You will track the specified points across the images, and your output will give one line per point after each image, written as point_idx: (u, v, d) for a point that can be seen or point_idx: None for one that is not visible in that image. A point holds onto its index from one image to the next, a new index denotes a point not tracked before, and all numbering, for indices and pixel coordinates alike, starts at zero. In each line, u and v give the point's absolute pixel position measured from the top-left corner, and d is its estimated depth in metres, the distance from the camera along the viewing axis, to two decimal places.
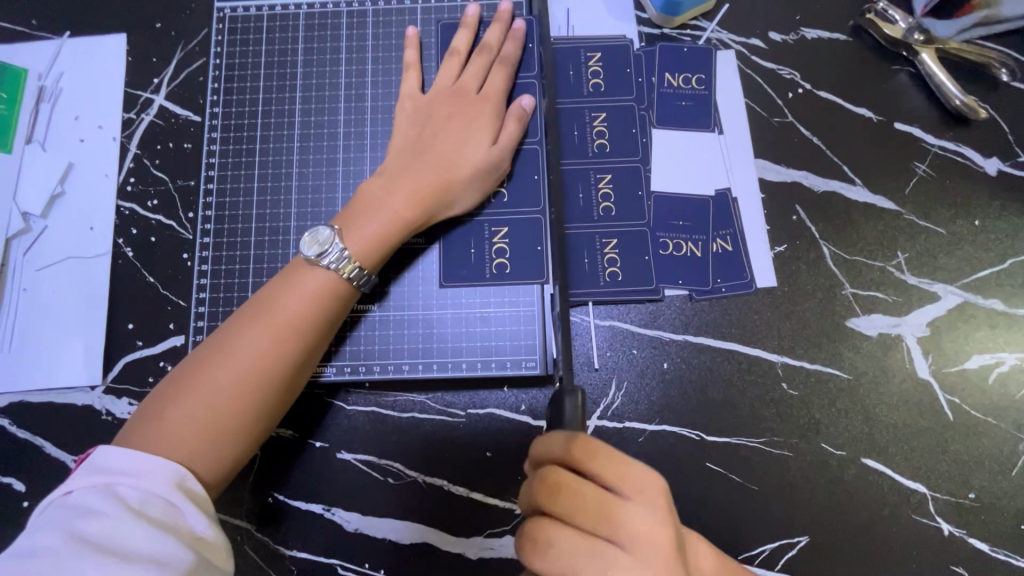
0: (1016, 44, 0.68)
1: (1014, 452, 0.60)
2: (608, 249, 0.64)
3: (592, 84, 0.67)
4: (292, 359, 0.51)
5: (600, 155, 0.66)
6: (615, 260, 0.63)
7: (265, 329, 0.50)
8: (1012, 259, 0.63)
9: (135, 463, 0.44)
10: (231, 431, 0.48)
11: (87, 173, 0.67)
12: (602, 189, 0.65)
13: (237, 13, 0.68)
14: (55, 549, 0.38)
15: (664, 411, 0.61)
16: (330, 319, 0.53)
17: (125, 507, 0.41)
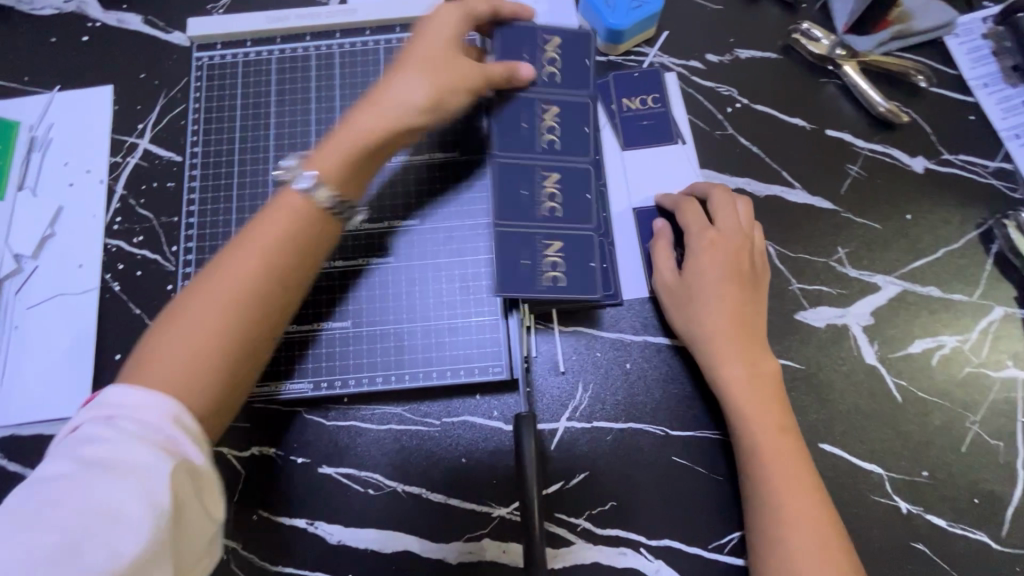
0: (936, 52, 0.74)
1: (961, 430, 0.63)
2: (549, 251, 0.62)
3: (558, 104, 0.71)
4: (293, 229, 0.52)
5: (547, 152, 0.65)
6: (557, 263, 0.62)
7: (196, 302, 0.48)
8: (943, 250, 0.68)
9: (131, 401, 0.44)
10: (206, 375, 0.47)
11: (75, 215, 0.71)
12: (546, 189, 0.64)
13: (214, 61, 0.73)
14: (71, 476, 0.41)
15: (629, 410, 0.64)
16: (311, 246, 0.53)
17: (136, 434, 0.43)
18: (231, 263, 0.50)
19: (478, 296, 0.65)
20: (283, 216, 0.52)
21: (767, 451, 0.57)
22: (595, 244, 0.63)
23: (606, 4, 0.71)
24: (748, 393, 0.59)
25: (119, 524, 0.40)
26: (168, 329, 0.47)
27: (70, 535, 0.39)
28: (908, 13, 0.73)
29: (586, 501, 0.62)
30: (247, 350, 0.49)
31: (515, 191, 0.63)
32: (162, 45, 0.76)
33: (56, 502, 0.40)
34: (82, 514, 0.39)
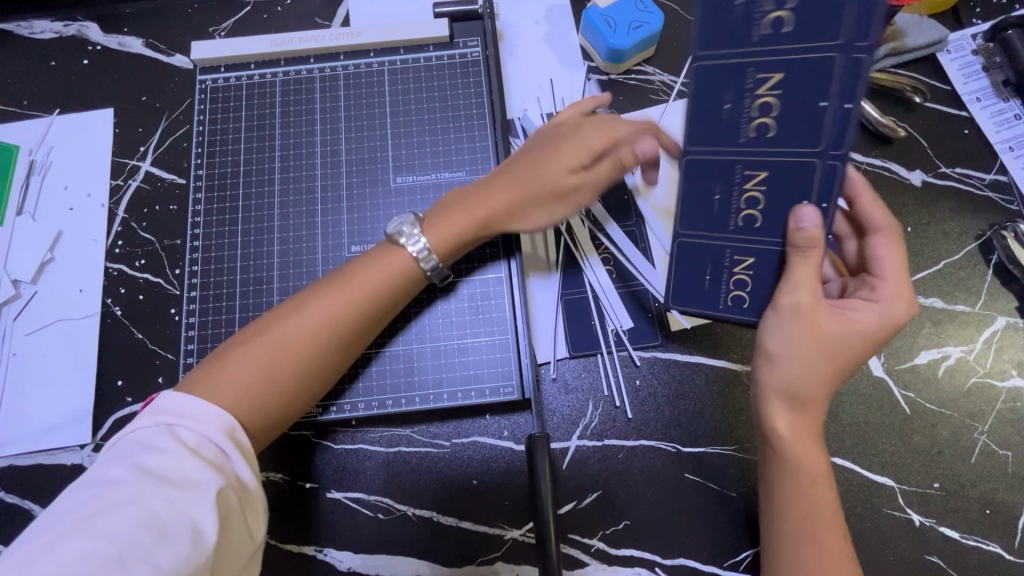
0: (929, 68, 0.75)
1: (969, 441, 0.63)
2: (738, 269, 0.52)
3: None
4: (381, 288, 0.57)
5: (755, 141, 0.48)
6: (744, 282, 0.52)
7: (301, 322, 0.54)
8: (944, 261, 0.69)
9: (194, 411, 0.48)
10: (277, 390, 0.52)
11: (76, 239, 0.71)
12: (740, 195, 0.50)
13: (217, 84, 0.73)
14: (124, 481, 0.43)
15: (640, 427, 0.64)
16: (393, 295, 0.58)
17: (196, 449, 0.46)
18: (318, 306, 0.55)
19: (487, 315, 0.65)
20: (375, 279, 0.57)
21: (796, 464, 0.51)
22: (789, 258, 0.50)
23: (606, 24, 0.72)
24: (812, 448, 0.52)
25: (169, 532, 0.42)
26: (245, 350, 0.53)
27: (123, 541, 0.40)
28: (901, 30, 0.74)
29: (599, 522, 0.62)
30: (305, 384, 0.54)
31: (704, 196, 0.51)
32: (163, 69, 0.76)
33: (113, 508, 0.42)
34: (135, 521, 0.41)
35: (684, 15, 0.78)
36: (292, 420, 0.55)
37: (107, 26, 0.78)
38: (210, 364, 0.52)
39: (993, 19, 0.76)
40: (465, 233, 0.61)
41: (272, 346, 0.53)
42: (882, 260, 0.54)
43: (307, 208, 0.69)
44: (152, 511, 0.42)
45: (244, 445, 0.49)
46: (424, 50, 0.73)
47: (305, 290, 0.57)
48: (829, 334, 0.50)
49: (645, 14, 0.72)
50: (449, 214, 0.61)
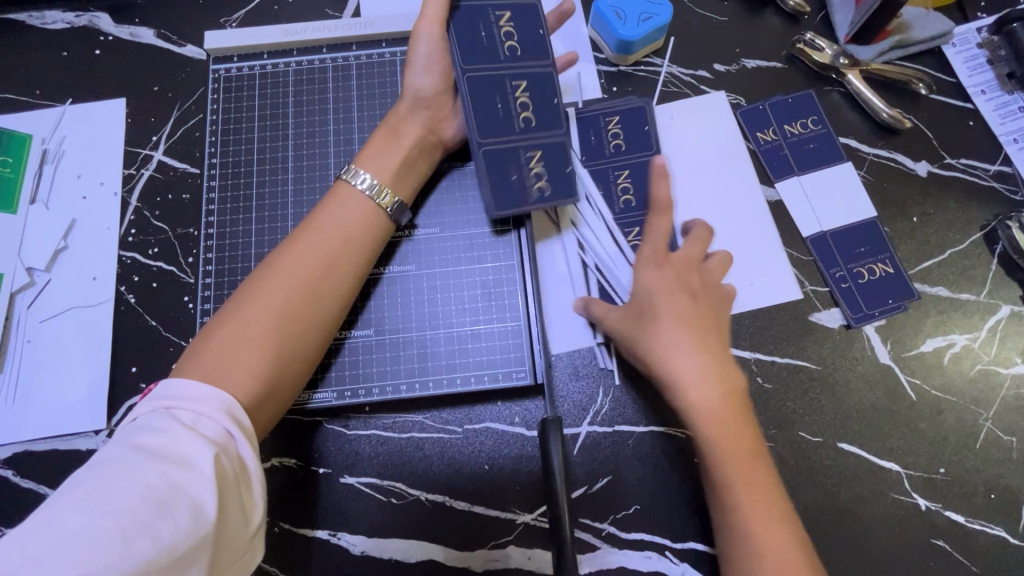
0: (935, 61, 0.76)
1: (974, 426, 0.64)
2: (534, 162, 0.63)
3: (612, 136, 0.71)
4: (350, 237, 0.58)
5: (510, 58, 0.63)
6: (542, 174, 0.63)
7: (276, 277, 0.55)
8: (949, 251, 0.70)
9: (185, 390, 0.49)
10: (269, 347, 0.53)
11: (89, 227, 0.71)
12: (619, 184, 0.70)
13: (231, 73, 0.73)
14: (123, 458, 0.44)
15: (650, 413, 0.65)
16: (363, 243, 0.59)
17: (194, 427, 0.47)
18: (278, 265, 0.55)
19: (500, 302, 0.66)
20: (336, 227, 0.58)
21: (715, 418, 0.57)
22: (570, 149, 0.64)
23: (616, 15, 0.73)
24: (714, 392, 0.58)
25: (167, 508, 0.42)
26: (222, 322, 0.53)
27: (123, 516, 0.41)
28: (907, 24, 0.75)
29: (609, 506, 0.62)
30: (296, 338, 0.54)
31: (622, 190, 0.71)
32: (175, 59, 0.77)
33: (112, 483, 0.42)
34: (135, 496, 0.42)
35: (693, 7, 0.78)
36: (294, 376, 0.55)
37: (118, 16, 0.78)
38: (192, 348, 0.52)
39: (998, 13, 0.77)
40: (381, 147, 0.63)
41: (243, 311, 0.53)
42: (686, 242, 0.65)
43: (320, 196, 0.69)
44: (150, 487, 0.42)
45: (244, 424, 0.49)
46: None
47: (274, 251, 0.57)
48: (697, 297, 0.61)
49: (654, 6, 0.73)
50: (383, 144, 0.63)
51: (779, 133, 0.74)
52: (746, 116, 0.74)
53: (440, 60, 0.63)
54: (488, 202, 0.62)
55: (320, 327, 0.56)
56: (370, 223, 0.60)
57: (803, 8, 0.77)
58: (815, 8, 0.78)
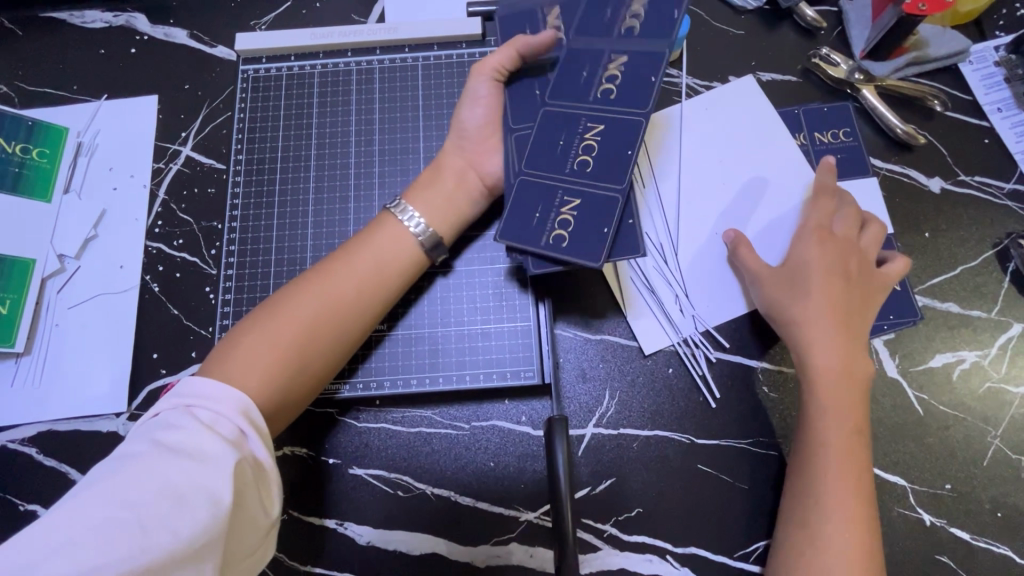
0: (950, 78, 0.76)
1: (982, 444, 0.64)
2: (588, 135, 0.60)
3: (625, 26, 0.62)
4: (386, 265, 0.60)
5: (601, 101, 0.61)
6: (567, 223, 0.58)
7: (315, 299, 0.57)
8: (961, 267, 0.70)
9: (210, 391, 0.51)
10: (299, 365, 0.55)
11: (118, 217, 0.74)
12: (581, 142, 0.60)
13: (259, 73, 0.76)
14: (145, 454, 0.46)
15: (655, 417, 0.65)
16: (395, 272, 0.61)
17: (212, 426, 0.49)
18: (317, 285, 0.58)
19: (511, 302, 0.67)
20: (376, 256, 0.60)
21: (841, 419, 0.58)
22: (643, 131, 0.59)
23: None
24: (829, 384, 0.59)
25: (186, 500, 0.44)
26: (253, 334, 0.55)
27: (145, 508, 0.43)
28: (924, 41, 0.76)
29: (611, 509, 0.63)
30: (321, 358, 0.57)
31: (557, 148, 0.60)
32: (206, 58, 0.80)
33: (133, 478, 0.44)
34: (154, 490, 0.44)
35: (710, 20, 0.80)
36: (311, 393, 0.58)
37: (154, 17, 0.81)
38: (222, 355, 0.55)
39: (1016, 32, 0.78)
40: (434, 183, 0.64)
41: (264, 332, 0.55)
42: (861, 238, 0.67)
43: (340, 195, 0.71)
44: (172, 480, 0.44)
45: (258, 425, 0.51)
46: (457, 47, 0.76)
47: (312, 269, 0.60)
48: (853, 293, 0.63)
49: None
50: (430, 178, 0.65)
51: (807, 139, 0.75)
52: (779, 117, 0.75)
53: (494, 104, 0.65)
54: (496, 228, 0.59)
55: (344, 348, 0.58)
56: (403, 254, 0.61)
57: (819, 23, 0.78)
58: (831, 23, 0.79)
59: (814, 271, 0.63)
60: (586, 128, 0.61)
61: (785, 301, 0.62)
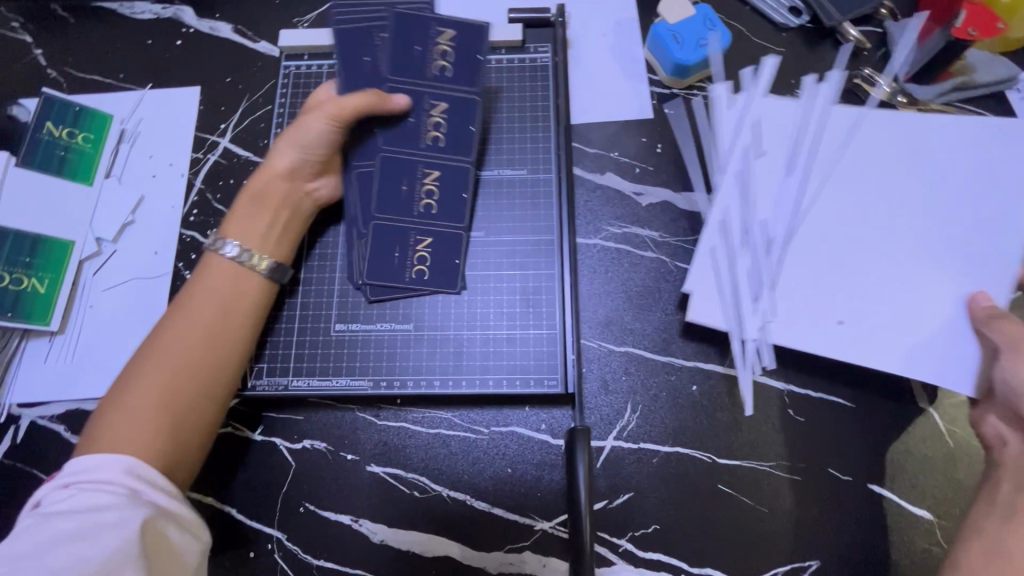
0: (996, 106, 0.75)
1: None
2: (427, 180, 0.67)
3: (437, 67, 0.67)
4: (229, 307, 0.60)
5: (430, 148, 0.67)
6: (424, 259, 0.67)
7: (156, 356, 0.56)
8: None
9: (88, 463, 0.51)
10: (182, 422, 0.55)
11: (155, 204, 0.75)
12: (427, 185, 0.68)
13: (300, 70, 0.79)
14: (32, 521, 0.48)
15: (676, 434, 0.64)
16: (243, 311, 0.61)
17: (95, 486, 0.49)
18: (160, 343, 0.57)
19: (538, 309, 0.67)
20: (214, 300, 0.60)
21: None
22: (470, 176, 0.69)
23: (674, 39, 0.74)
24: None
25: (82, 542, 0.46)
26: (121, 404, 0.54)
27: (54, 549, 0.46)
28: (970, 67, 0.75)
29: (627, 524, 0.62)
30: (202, 410, 0.57)
31: (397, 185, 0.67)
32: (248, 53, 0.81)
33: (38, 530, 0.47)
34: (62, 535, 0.46)
35: (750, 36, 0.79)
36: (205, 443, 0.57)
37: (201, 10, 0.83)
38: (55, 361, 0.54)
39: None
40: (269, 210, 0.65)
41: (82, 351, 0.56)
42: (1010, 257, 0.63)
43: None
44: (65, 528, 0.47)
45: (150, 477, 0.51)
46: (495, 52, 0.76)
47: (153, 331, 0.59)
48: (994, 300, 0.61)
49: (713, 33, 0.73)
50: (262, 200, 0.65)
51: None
52: None
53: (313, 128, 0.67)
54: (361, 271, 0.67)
55: (219, 395, 0.58)
56: (249, 290, 0.62)
57: (863, 43, 0.77)
58: (875, 44, 0.78)
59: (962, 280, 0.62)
60: (424, 173, 0.67)
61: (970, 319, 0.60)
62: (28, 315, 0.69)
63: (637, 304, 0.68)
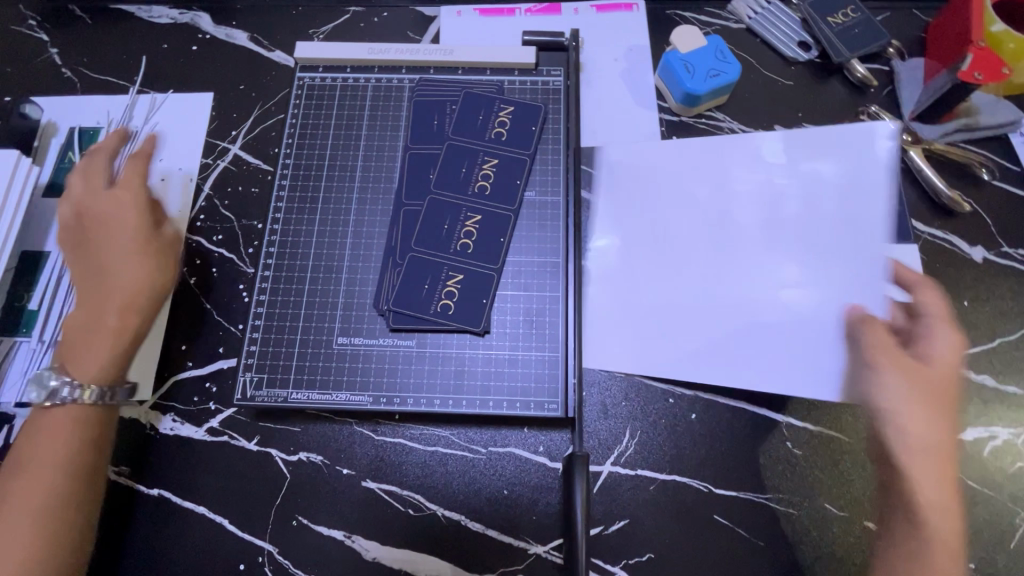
0: (999, 147, 0.76)
1: (1010, 526, 0.62)
2: (486, 166, 0.72)
3: (495, 132, 0.74)
4: (66, 444, 0.57)
5: (494, 141, 0.73)
6: (470, 234, 0.69)
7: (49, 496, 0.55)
8: (999, 339, 0.69)
9: None
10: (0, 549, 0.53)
11: (163, 208, 0.75)
12: (496, 123, 0.74)
13: (315, 82, 0.78)
14: None
15: (675, 462, 0.64)
16: (76, 449, 0.58)
17: None
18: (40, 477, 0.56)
19: (541, 331, 0.67)
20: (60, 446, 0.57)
21: (938, 519, 0.55)
22: (525, 167, 0.72)
23: (685, 69, 0.75)
24: (920, 459, 0.57)
25: None
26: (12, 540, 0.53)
27: None
28: (975, 109, 0.76)
29: (623, 551, 0.62)
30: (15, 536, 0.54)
31: (459, 166, 0.72)
32: (263, 61, 0.82)
33: None
34: None
35: (759, 68, 0.81)
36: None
37: (218, 18, 0.84)
38: (125, 319, 0.60)
39: None
40: (113, 340, 0.60)
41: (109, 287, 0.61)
42: (936, 340, 0.61)
43: (381, 207, 0.72)
44: None
45: None
46: (510, 73, 0.77)
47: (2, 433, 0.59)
48: (935, 375, 0.59)
49: (723, 64, 0.74)
50: (82, 340, 0.60)
51: None
52: None
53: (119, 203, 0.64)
54: (388, 296, 0.67)
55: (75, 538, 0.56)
56: (75, 427, 0.58)
57: (870, 80, 0.78)
58: (882, 82, 0.80)
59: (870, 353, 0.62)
60: (486, 160, 0.72)
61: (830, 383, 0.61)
62: (18, 327, 0.70)
63: (637, 327, 0.69)
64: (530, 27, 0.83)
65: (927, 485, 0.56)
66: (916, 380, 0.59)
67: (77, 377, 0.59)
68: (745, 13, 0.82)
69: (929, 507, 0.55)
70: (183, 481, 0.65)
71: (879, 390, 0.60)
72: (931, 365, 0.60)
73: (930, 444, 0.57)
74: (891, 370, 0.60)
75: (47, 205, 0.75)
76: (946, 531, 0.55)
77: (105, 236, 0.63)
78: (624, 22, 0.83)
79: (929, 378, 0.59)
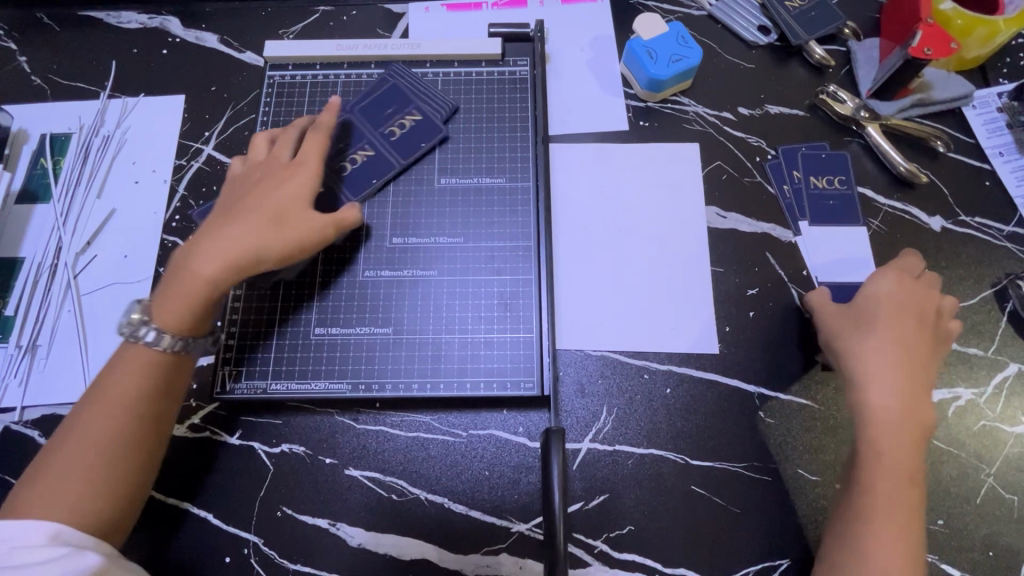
0: (953, 121, 0.79)
1: (976, 482, 0.64)
2: (359, 154, 0.72)
3: (392, 128, 0.74)
4: (145, 385, 0.56)
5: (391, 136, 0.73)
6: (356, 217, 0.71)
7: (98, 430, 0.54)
8: (960, 303, 0.71)
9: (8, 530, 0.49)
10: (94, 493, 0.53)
11: (138, 210, 0.76)
12: (399, 121, 0.74)
13: (285, 79, 0.79)
14: None
15: (651, 436, 0.66)
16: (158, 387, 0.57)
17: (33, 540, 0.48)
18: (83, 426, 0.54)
19: (516, 314, 0.68)
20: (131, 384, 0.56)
21: (886, 491, 0.56)
22: (391, 170, 0.72)
23: (648, 55, 0.77)
24: (907, 426, 0.58)
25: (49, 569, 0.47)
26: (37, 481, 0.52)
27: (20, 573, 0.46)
28: (929, 84, 0.78)
29: (603, 524, 0.63)
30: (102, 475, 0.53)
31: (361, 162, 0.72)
32: (234, 62, 0.83)
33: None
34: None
35: (721, 53, 0.83)
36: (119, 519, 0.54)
37: (187, 21, 0.85)
38: (244, 258, 0.58)
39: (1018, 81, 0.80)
40: (195, 297, 0.58)
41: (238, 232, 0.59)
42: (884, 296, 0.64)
43: None
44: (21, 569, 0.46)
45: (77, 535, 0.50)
46: (476, 65, 0.79)
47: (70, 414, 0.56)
48: (910, 332, 0.61)
49: (685, 49, 0.76)
50: (170, 282, 0.59)
51: (802, 180, 0.76)
52: (778, 157, 0.77)
53: (308, 162, 0.66)
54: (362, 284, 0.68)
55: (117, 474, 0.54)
56: (147, 371, 0.57)
57: (828, 61, 0.81)
58: (839, 62, 0.82)
59: (883, 310, 0.63)
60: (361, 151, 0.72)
61: (854, 345, 0.62)
62: None
63: (609, 308, 0.70)
64: (496, 19, 0.84)
65: (887, 444, 0.57)
66: (895, 335, 0.61)
67: (156, 323, 0.57)
68: (706, 0, 0.84)
69: (865, 491, 0.56)
70: (166, 478, 0.65)
71: (861, 351, 0.61)
72: (882, 319, 0.62)
73: (905, 409, 0.58)
74: (882, 331, 0.61)
75: (20, 211, 0.76)
76: (898, 498, 0.55)
77: (267, 185, 0.64)
78: (589, 13, 0.85)
79: (881, 331, 0.62)
